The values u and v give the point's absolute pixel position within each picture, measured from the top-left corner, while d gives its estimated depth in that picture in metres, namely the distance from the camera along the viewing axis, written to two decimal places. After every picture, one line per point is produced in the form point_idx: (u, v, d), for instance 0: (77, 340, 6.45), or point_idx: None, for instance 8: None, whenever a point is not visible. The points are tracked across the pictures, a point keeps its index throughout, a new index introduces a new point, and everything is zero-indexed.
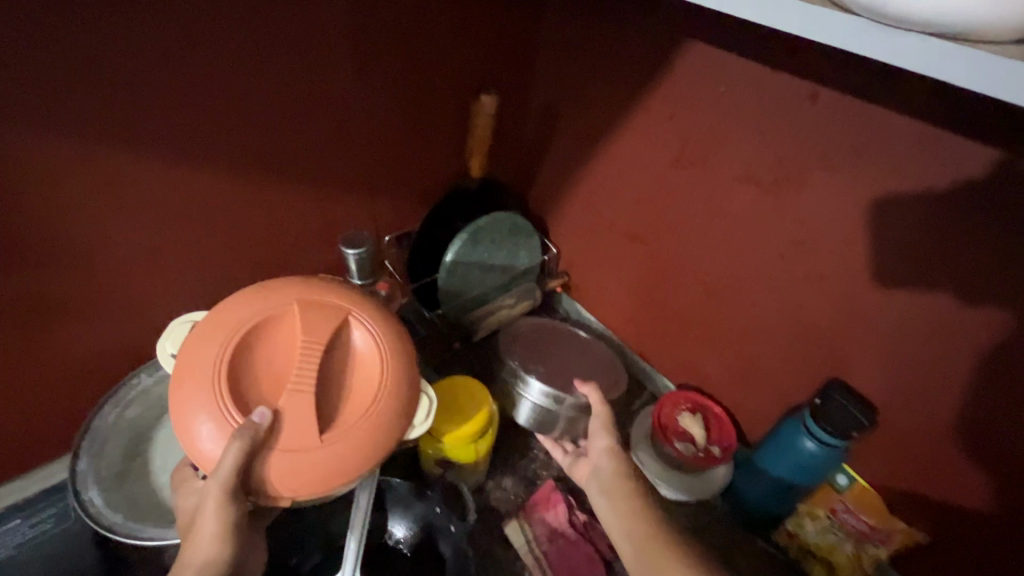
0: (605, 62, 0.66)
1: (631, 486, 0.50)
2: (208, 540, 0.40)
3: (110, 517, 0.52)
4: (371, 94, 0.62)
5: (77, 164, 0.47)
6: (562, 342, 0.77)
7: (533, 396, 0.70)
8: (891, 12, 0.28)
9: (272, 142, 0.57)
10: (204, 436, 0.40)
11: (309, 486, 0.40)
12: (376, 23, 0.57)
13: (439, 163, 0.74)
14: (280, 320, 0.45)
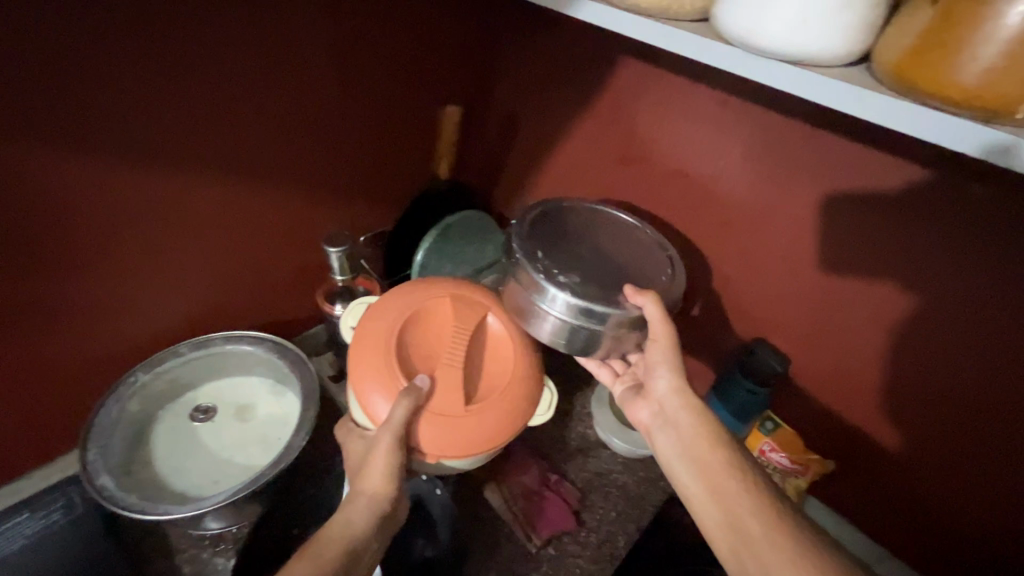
0: (554, 74, 0.75)
1: (702, 423, 0.55)
2: (378, 477, 0.50)
3: (124, 497, 0.55)
4: (345, 106, 0.68)
5: (81, 173, 0.52)
6: (584, 241, 0.66)
7: (557, 307, 0.58)
8: (756, 45, 0.39)
9: (258, 151, 0.63)
10: (376, 396, 0.53)
11: (452, 447, 0.53)
12: (347, 44, 0.64)
13: (409, 167, 0.81)
14: (432, 309, 0.61)
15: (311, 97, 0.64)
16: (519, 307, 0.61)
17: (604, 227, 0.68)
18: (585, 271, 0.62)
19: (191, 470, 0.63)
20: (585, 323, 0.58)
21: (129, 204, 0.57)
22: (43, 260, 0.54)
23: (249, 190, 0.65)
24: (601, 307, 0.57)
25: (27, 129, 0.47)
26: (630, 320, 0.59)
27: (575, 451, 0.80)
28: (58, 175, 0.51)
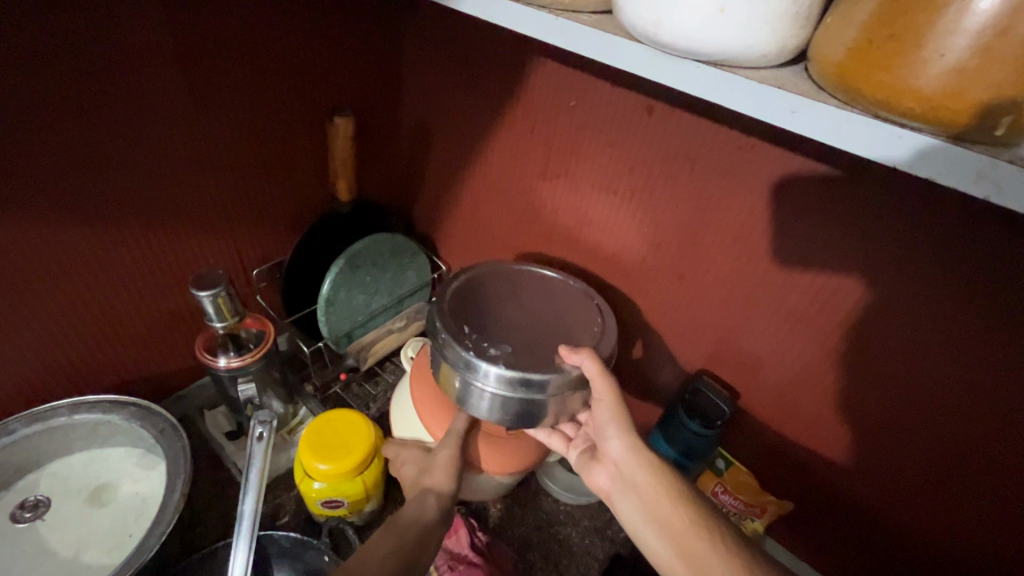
0: (465, 78, 0.65)
1: (661, 483, 0.47)
2: (444, 473, 0.54)
3: None
4: (209, 121, 0.56)
5: None
6: (513, 303, 0.61)
7: (492, 382, 0.52)
8: (665, 41, 0.30)
9: (91, 182, 0.51)
10: (433, 413, 0.58)
11: (497, 461, 0.57)
12: (201, 44, 0.52)
13: (305, 187, 0.71)
14: None
15: (161, 113, 0.52)
16: (453, 385, 0.54)
17: (535, 287, 0.63)
18: (516, 337, 0.56)
19: None
20: (524, 394, 0.52)
21: None
22: None
23: (86, 229, 0.53)
24: (538, 374, 0.51)
25: None
26: (573, 382, 0.52)
27: (511, 502, 0.71)
28: None
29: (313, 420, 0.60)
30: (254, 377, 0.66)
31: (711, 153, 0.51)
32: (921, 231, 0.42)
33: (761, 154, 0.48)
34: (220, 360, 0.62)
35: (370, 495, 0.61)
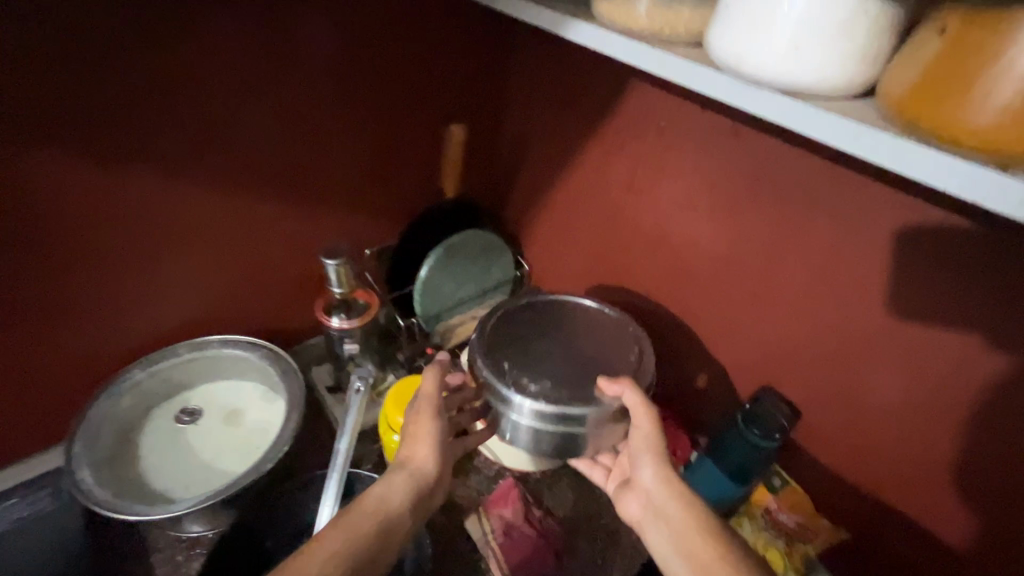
0: (565, 96, 0.73)
1: (691, 514, 0.50)
2: (423, 443, 0.58)
3: (98, 494, 0.56)
4: (349, 119, 0.69)
5: (71, 171, 0.55)
6: (556, 338, 0.67)
7: (529, 414, 0.59)
8: (743, 68, 0.35)
9: (254, 158, 0.65)
10: None
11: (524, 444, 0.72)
12: (351, 56, 0.65)
13: (418, 185, 0.81)
14: None
15: (312, 107, 0.66)
16: (495, 413, 0.62)
17: (579, 323, 0.70)
18: (554, 371, 0.63)
19: (170, 473, 0.63)
20: (558, 424, 0.59)
21: (129, 204, 0.60)
22: (39, 251, 0.57)
23: (248, 197, 0.67)
24: (571, 408, 0.58)
25: (26, 128, 0.51)
26: (603, 415, 0.59)
27: (567, 488, 0.76)
28: (52, 172, 0.54)
29: (397, 385, 0.69)
30: (358, 339, 0.77)
31: (790, 175, 0.55)
32: (999, 257, 0.44)
33: (840, 178, 0.51)
34: (334, 320, 0.74)
35: None
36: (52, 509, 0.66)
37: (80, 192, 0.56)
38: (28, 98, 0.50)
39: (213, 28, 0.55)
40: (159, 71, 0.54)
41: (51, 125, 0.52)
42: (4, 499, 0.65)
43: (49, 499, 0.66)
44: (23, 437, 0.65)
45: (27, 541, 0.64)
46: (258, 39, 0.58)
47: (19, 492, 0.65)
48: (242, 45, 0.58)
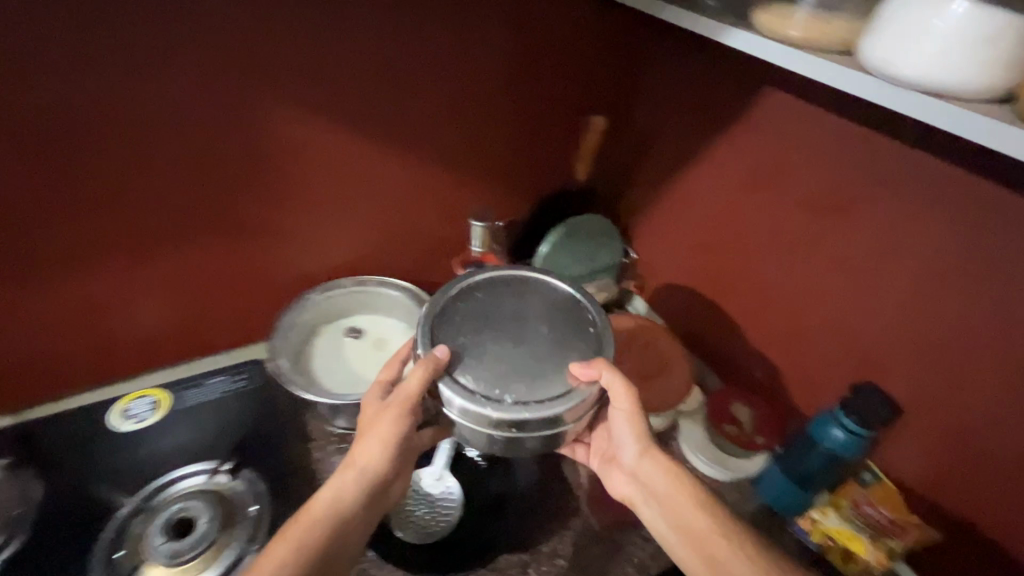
0: (697, 100, 0.81)
1: (674, 483, 0.59)
2: (377, 444, 0.58)
3: (290, 378, 0.73)
4: (507, 102, 0.82)
5: (303, 130, 0.70)
6: (519, 334, 0.59)
7: (489, 422, 0.53)
8: (890, 72, 0.42)
9: (429, 133, 0.78)
10: None
11: None
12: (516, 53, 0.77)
13: (550, 170, 0.93)
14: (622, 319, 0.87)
15: (479, 94, 0.78)
16: (466, 432, 0.55)
17: (530, 304, 0.62)
18: (515, 371, 0.56)
19: (336, 375, 0.79)
20: (537, 433, 0.53)
21: (335, 161, 0.75)
22: (269, 190, 0.73)
23: (418, 165, 0.81)
24: (549, 412, 0.53)
25: (282, 94, 0.66)
26: (580, 411, 0.55)
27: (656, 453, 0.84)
28: (292, 130, 0.69)
29: None
30: None
31: (918, 183, 0.60)
32: None
33: (970, 187, 0.56)
34: (469, 274, 0.85)
35: None
36: (248, 389, 0.77)
37: (311, 143, 0.71)
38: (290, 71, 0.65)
39: (425, 17, 0.69)
40: (383, 51, 0.68)
41: (297, 93, 0.67)
42: (214, 375, 0.78)
43: (246, 381, 0.78)
44: (228, 337, 0.82)
45: (220, 411, 0.74)
46: (455, 28, 0.71)
47: (224, 372, 0.79)
48: (443, 33, 0.71)
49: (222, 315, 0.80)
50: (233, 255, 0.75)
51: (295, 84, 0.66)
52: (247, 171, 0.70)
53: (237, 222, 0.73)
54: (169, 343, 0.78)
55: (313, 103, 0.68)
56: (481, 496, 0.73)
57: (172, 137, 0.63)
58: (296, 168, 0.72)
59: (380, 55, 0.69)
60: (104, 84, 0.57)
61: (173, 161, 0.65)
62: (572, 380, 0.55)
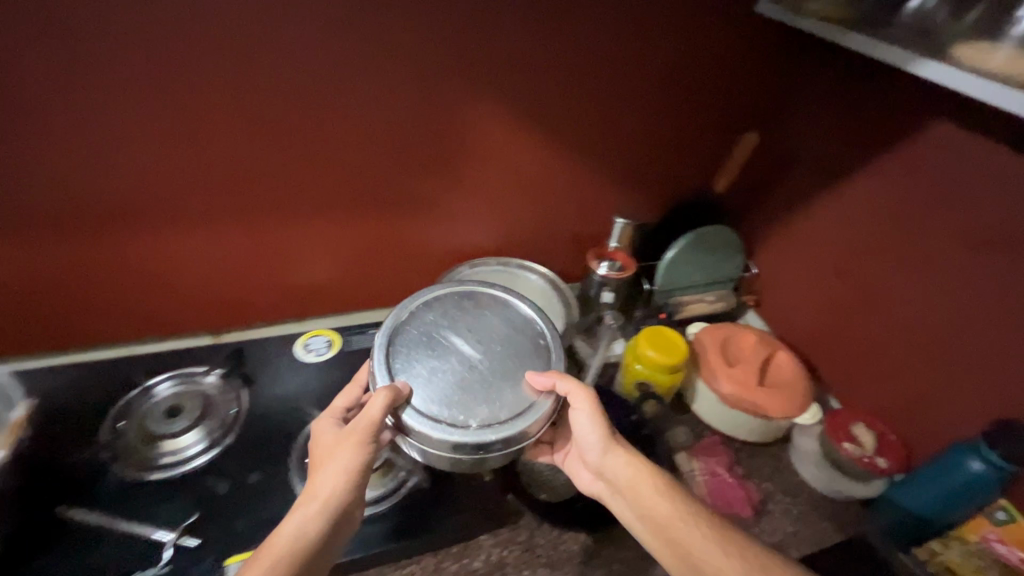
0: (852, 124, 0.82)
1: (635, 475, 0.61)
2: (342, 476, 0.55)
3: None
4: (664, 114, 0.87)
5: (486, 120, 0.79)
6: (433, 345, 0.61)
7: (449, 446, 0.54)
8: None
9: (587, 133, 0.85)
10: (703, 360, 0.88)
11: (744, 402, 0.83)
12: (681, 66, 0.82)
13: (688, 178, 0.98)
14: (738, 333, 0.92)
15: (639, 101, 0.84)
16: (432, 458, 0.56)
17: (480, 325, 0.64)
18: (475, 394, 0.58)
19: None
20: (503, 451, 0.56)
21: (504, 151, 0.83)
22: (447, 170, 0.82)
23: (573, 162, 0.88)
24: (512, 430, 0.55)
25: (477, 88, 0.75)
26: (543, 422, 0.57)
27: (765, 462, 0.86)
28: (476, 120, 0.79)
29: (647, 328, 0.86)
30: (614, 290, 0.94)
31: None
32: None
33: None
34: (601, 268, 0.92)
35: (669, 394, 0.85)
36: None
37: (490, 133, 0.80)
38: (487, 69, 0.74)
39: (612, 29, 0.75)
40: (569, 58, 0.76)
41: (488, 88, 0.76)
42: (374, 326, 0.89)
43: None
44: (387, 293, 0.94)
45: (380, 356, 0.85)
46: (634, 43, 0.78)
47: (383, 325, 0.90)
48: (624, 46, 0.78)
49: (387, 274, 0.91)
50: (405, 224, 0.86)
51: (490, 80, 0.75)
52: (435, 153, 0.80)
53: (415, 195, 0.83)
54: (340, 288, 0.91)
55: (501, 99, 0.77)
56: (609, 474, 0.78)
57: (385, 117, 0.74)
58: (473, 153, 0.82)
59: (567, 61, 0.76)
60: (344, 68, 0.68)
61: (381, 136, 0.76)
62: (531, 397, 0.58)
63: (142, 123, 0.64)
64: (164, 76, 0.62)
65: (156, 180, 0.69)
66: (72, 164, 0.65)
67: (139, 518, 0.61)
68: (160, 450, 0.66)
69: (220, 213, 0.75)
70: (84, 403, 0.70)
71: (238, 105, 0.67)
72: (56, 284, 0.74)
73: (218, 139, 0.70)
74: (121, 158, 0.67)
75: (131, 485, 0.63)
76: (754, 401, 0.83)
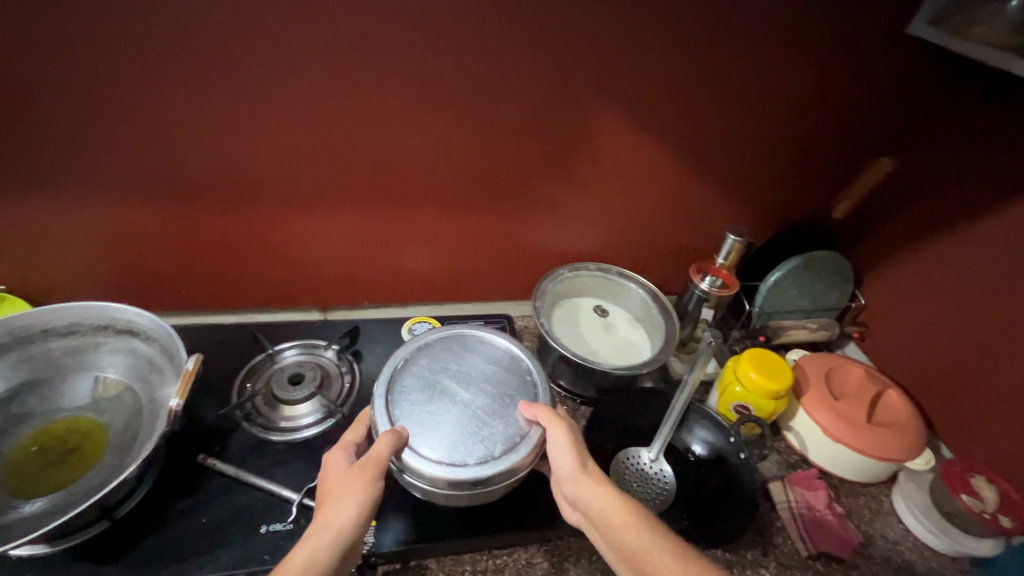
0: (998, 157, 0.76)
1: (606, 503, 0.60)
2: (352, 508, 0.55)
3: (549, 334, 0.84)
4: (789, 134, 0.85)
5: (603, 127, 0.79)
6: (433, 390, 0.71)
7: (449, 486, 0.62)
8: None
9: (703, 145, 0.84)
10: (806, 390, 0.84)
11: (850, 438, 0.79)
12: (810, 82, 0.79)
13: (801, 197, 0.95)
14: (842, 366, 0.88)
15: (760, 117, 0.82)
16: (433, 494, 0.63)
17: (470, 369, 0.74)
18: (470, 433, 0.66)
19: (576, 343, 0.88)
20: (499, 484, 0.63)
21: (617, 158, 0.84)
22: (561, 172, 0.84)
23: (684, 173, 0.88)
24: (507, 463, 0.63)
25: (600, 94, 0.75)
26: (533, 454, 0.65)
27: (863, 503, 0.82)
28: (595, 126, 0.79)
29: (750, 350, 0.84)
30: (714, 307, 0.93)
31: None
32: None
33: None
34: (703, 283, 0.91)
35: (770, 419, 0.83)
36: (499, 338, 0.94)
37: (612, 142, 0.81)
38: (611, 75, 0.73)
39: (752, 45, 0.74)
40: (703, 72, 0.75)
41: (611, 95, 0.75)
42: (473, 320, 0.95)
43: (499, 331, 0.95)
44: (491, 280, 0.98)
45: None
46: (772, 60, 0.76)
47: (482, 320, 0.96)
48: (760, 64, 0.76)
49: (492, 264, 0.95)
50: (515, 220, 0.89)
51: (622, 90, 0.75)
52: (552, 155, 0.81)
53: (527, 193, 0.85)
54: (449, 274, 0.97)
55: (624, 109, 0.77)
56: (706, 497, 0.77)
57: (510, 117, 0.76)
58: (587, 158, 0.83)
59: (700, 76, 0.75)
60: (476, 66, 0.70)
61: (504, 134, 0.78)
62: (520, 431, 0.67)
63: (304, 110, 0.70)
64: (323, 68, 0.67)
65: (307, 162, 0.76)
66: (241, 143, 0.72)
67: (266, 473, 0.64)
68: (278, 415, 0.70)
69: (356, 196, 0.82)
70: (222, 358, 0.76)
71: (387, 99, 0.71)
72: (213, 244, 0.84)
73: (353, 127, 0.73)
74: (272, 139, 0.72)
75: (258, 441, 0.68)
76: (862, 440, 0.79)
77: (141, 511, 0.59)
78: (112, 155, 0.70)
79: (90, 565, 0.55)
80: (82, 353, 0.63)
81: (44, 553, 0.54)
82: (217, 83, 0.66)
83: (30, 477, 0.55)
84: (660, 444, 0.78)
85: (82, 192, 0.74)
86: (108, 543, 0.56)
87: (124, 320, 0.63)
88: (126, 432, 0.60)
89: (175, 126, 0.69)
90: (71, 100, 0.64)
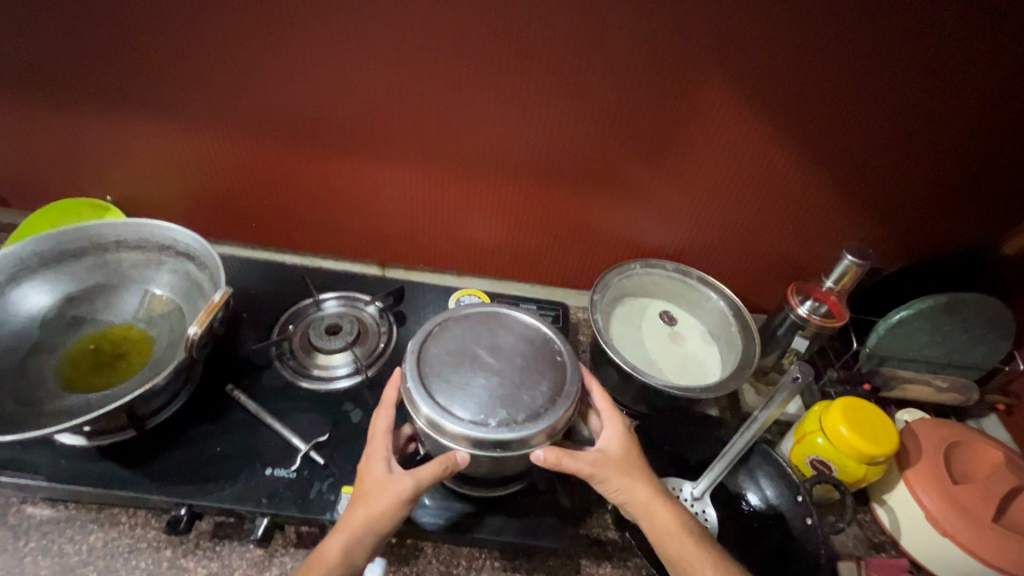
0: None
1: (658, 518, 0.57)
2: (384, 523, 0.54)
3: (604, 332, 0.75)
4: (948, 143, 0.67)
5: (702, 102, 0.68)
6: (463, 353, 0.62)
7: (469, 443, 0.55)
8: None
9: (828, 135, 0.69)
10: (912, 463, 0.68)
11: (963, 536, 0.62)
12: (994, 66, 0.60)
13: (954, 218, 0.75)
14: (970, 443, 0.69)
15: (913, 106, 0.64)
16: (445, 449, 0.57)
17: (504, 339, 0.65)
18: (496, 396, 0.58)
19: (635, 349, 0.78)
20: (518, 451, 0.56)
21: (714, 142, 0.72)
22: (644, 150, 0.74)
23: (799, 169, 0.73)
24: (528, 431, 0.56)
25: (700, 63, 0.64)
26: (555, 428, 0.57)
27: None
28: (691, 100, 0.68)
29: (849, 400, 0.67)
30: (809, 338, 0.78)
31: None
32: None
33: None
34: (802, 307, 0.76)
35: (856, 485, 0.68)
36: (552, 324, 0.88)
37: (709, 125, 0.70)
38: (717, 39, 0.61)
39: (922, 19, 0.57)
40: (844, 53, 0.61)
41: (714, 63, 0.64)
42: (527, 302, 0.89)
43: (553, 319, 0.88)
44: (556, 258, 0.92)
45: None
46: (948, 40, 0.59)
47: (538, 304, 0.90)
48: (928, 42, 0.59)
49: (558, 241, 0.89)
50: (587, 197, 0.82)
51: (731, 67, 0.64)
52: (636, 129, 0.72)
53: (603, 168, 0.77)
54: (509, 248, 0.92)
55: (729, 83, 0.65)
56: (755, 561, 0.65)
57: (589, 81, 0.68)
58: (679, 135, 0.72)
59: (839, 57, 0.61)
60: (555, 19, 0.62)
61: (582, 99, 0.70)
62: (547, 404, 0.58)
63: (377, 61, 0.68)
64: (395, 9, 0.63)
65: (377, 114, 0.75)
66: (316, 86, 0.72)
67: (284, 417, 0.65)
68: (313, 362, 0.70)
69: (422, 155, 0.79)
70: (272, 295, 0.78)
71: (457, 51, 0.67)
72: (285, 185, 0.86)
73: (422, 76, 0.70)
74: (343, 81, 0.71)
75: (284, 383, 0.68)
76: (977, 538, 0.61)
77: (169, 427, 0.62)
78: (201, 86, 0.74)
79: (116, 467, 0.58)
80: (145, 268, 0.67)
81: (83, 446, 0.59)
82: (297, 21, 0.66)
83: (82, 373, 0.59)
84: (706, 485, 0.68)
85: (175, 119, 0.78)
86: (135, 449, 0.60)
87: (183, 243, 0.65)
88: (167, 349, 0.62)
89: (257, 60, 0.70)
90: (170, 29, 0.68)
